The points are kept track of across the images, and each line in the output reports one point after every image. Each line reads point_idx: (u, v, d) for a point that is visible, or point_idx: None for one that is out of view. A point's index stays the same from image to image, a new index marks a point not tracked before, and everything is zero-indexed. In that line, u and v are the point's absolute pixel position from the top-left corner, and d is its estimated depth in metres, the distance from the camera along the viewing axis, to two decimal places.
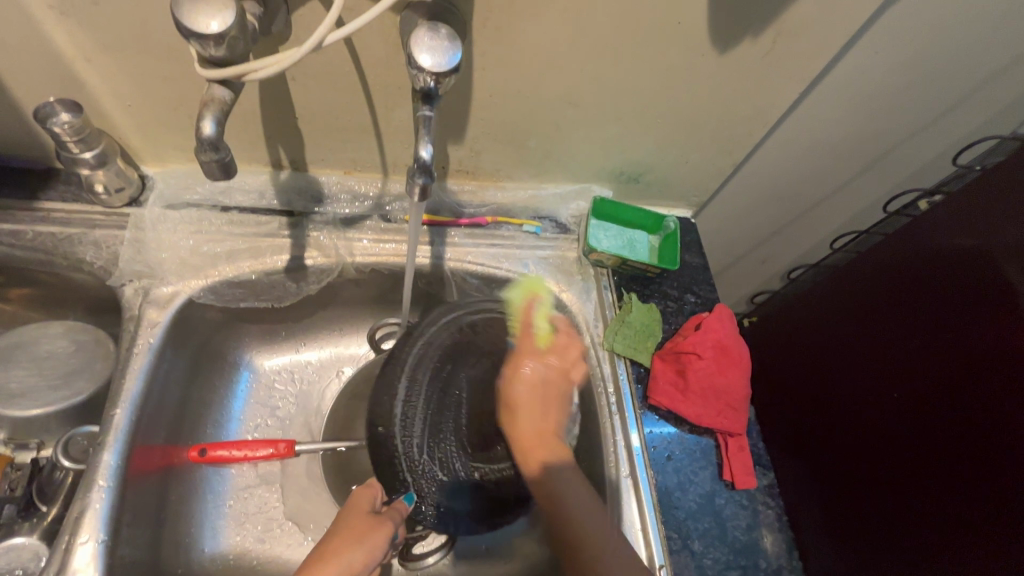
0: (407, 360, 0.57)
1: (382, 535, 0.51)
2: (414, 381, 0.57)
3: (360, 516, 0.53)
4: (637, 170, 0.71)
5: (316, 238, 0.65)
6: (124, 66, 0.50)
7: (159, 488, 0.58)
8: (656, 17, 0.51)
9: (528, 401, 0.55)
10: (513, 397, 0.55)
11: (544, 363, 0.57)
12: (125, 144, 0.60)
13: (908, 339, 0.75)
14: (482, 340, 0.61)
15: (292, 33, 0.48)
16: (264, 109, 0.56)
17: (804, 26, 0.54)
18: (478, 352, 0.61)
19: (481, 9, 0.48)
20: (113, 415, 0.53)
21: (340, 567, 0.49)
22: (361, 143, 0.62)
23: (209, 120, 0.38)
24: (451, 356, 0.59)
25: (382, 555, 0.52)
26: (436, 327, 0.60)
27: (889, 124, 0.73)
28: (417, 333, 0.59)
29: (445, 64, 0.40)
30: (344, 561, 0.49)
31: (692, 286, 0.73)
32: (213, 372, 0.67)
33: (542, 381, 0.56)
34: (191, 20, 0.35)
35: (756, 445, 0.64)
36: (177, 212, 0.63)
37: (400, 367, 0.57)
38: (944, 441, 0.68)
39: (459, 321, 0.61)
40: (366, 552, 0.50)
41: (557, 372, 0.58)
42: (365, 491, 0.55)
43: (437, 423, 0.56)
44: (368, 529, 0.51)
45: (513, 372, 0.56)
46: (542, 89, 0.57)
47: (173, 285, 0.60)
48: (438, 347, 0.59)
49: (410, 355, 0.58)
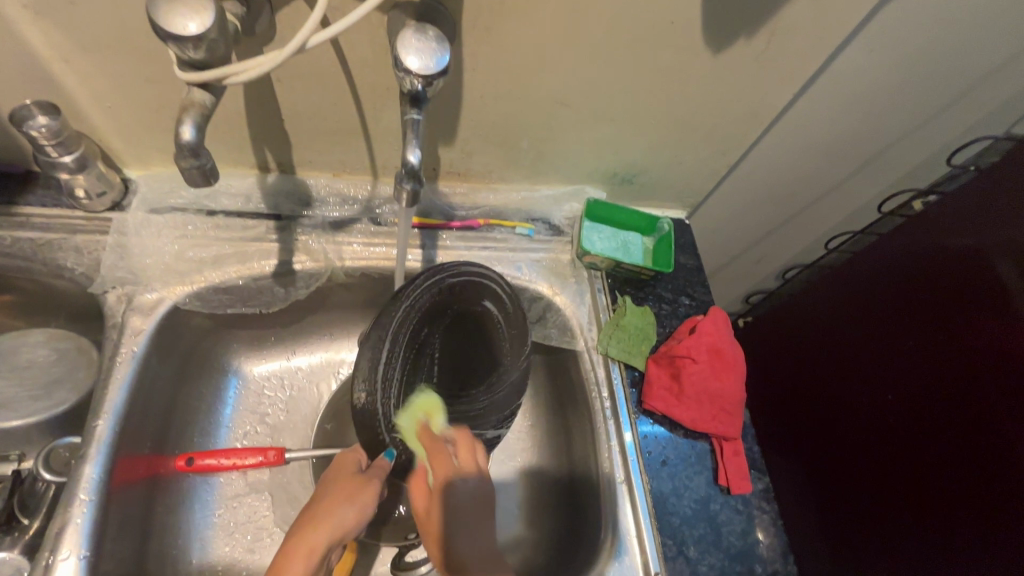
0: (394, 321, 0.52)
1: (374, 489, 0.50)
2: (396, 342, 0.52)
3: (347, 476, 0.50)
4: (630, 172, 0.71)
5: (305, 242, 0.64)
6: (103, 67, 0.49)
7: (144, 499, 0.56)
8: (649, 17, 0.50)
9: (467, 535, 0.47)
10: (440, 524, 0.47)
11: (455, 495, 0.49)
12: (106, 147, 0.58)
13: (903, 340, 0.75)
14: (456, 302, 0.60)
15: (276, 33, 0.46)
16: (249, 110, 0.55)
17: (798, 26, 0.53)
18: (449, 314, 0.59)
19: (470, 9, 0.47)
20: (95, 426, 0.52)
21: (334, 526, 0.47)
22: (350, 145, 0.60)
23: (189, 124, 0.36)
24: (427, 319, 0.56)
25: (375, 509, 0.50)
26: (420, 284, 0.55)
27: (883, 124, 0.72)
28: (402, 294, 0.54)
29: (433, 67, 0.39)
30: (336, 519, 0.47)
31: (686, 289, 0.72)
32: (200, 379, 0.65)
33: (466, 501, 0.49)
34: (168, 22, 0.33)
35: (752, 450, 0.64)
36: (161, 217, 0.61)
37: (386, 329, 0.51)
38: (937, 442, 0.68)
39: (439, 283, 0.57)
40: (359, 509, 0.49)
41: (475, 506, 0.49)
42: (351, 454, 0.53)
43: (409, 384, 0.55)
44: (358, 485, 0.50)
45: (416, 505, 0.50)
46: (534, 90, 0.56)
47: (158, 291, 0.59)
48: (418, 309, 0.55)
49: (396, 317, 0.52)
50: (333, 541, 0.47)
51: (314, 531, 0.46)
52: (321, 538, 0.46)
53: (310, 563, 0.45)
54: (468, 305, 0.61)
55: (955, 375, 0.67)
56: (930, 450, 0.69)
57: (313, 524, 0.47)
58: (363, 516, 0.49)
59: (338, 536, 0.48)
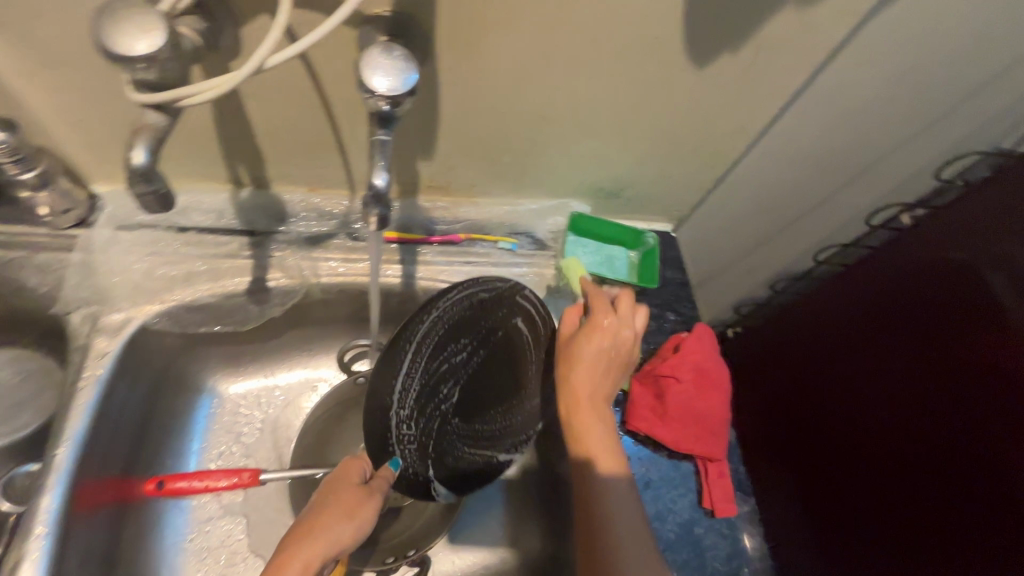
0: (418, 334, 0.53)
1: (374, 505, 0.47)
2: (419, 351, 0.54)
3: (347, 488, 0.47)
4: (615, 186, 0.69)
5: (280, 258, 0.62)
6: (63, 81, 0.47)
7: (108, 526, 0.54)
8: (629, 33, 0.49)
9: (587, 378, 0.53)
10: (576, 351, 0.54)
11: (606, 342, 0.54)
12: (71, 162, 0.56)
13: (893, 355, 0.74)
14: (485, 318, 0.60)
15: (242, 48, 0.45)
16: (219, 125, 0.53)
17: (782, 42, 0.52)
18: (478, 333, 0.59)
19: (445, 25, 0.46)
20: (55, 455, 0.50)
21: (327, 541, 0.43)
22: (326, 160, 0.59)
23: (141, 149, 0.35)
24: (456, 329, 0.57)
25: (372, 528, 0.47)
26: (450, 304, 0.55)
27: (871, 136, 0.71)
28: (434, 310, 0.54)
29: (401, 87, 0.37)
30: (333, 535, 0.44)
31: (672, 304, 0.71)
32: (171, 399, 0.64)
33: (605, 355, 0.53)
34: (115, 42, 0.32)
35: (737, 470, 0.63)
36: (130, 234, 0.59)
37: (410, 340, 0.53)
38: (927, 460, 0.67)
39: (470, 296, 0.58)
40: (357, 526, 0.45)
41: (614, 358, 0.54)
42: (353, 464, 0.50)
43: (428, 391, 0.56)
44: (358, 499, 0.47)
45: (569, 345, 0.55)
46: (514, 105, 0.55)
47: (125, 311, 0.57)
48: (445, 321, 0.56)
49: (422, 327, 0.53)
50: (325, 560, 0.43)
51: (306, 546, 0.42)
52: (313, 555, 0.42)
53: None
54: (497, 319, 0.61)
55: (942, 391, 0.66)
56: (921, 468, 0.68)
57: (306, 539, 0.43)
58: (359, 533, 0.45)
59: (332, 553, 0.43)
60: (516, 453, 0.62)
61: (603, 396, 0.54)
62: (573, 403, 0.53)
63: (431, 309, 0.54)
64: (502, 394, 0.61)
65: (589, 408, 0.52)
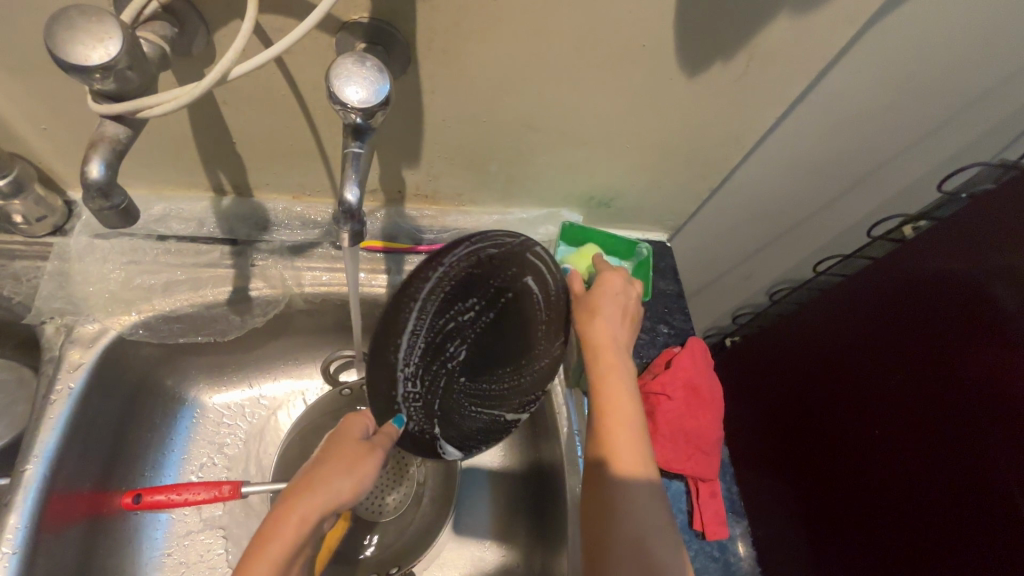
0: (423, 291, 0.44)
1: (374, 461, 0.47)
2: (422, 309, 0.46)
3: (350, 442, 0.47)
4: (607, 195, 0.68)
5: (262, 267, 0.61)
6: (32, 86, 0.46)
7: (80, 543, 0.53)
8: (617, 41, 0.47)
9: (606, 339, 0.54)
10: (595, 306, 0.56)
11: (621, 308, 0.56)
12: (47, 168, 0.55)
13: (893, 374, 0.72)
14: (501, 274, 0.50)
15: (214, 54, 0.43)
16: (196, 131, 0.51)
17: (778, 50, 0.50)
18: (492, 291, 0.50)
19: (425, 33, 0.44)
20: (23, 471, 0.49)
21: (332, 492, 0.44)
22: (307, 167, 0.57)
23: (98, 162, 0.33)
24: (465, 286, 0.48)
25: (372, 483, 0.47)
26: (453, 259, 0.45)
27: (871, 146, 0.69)
28: (436, 268, 0.44)
29: (374, 98, 0.36)
30: (332, 487, 0.44)
31: (665, 316, 0.69)
32: (150, 411, 0.62)
33: (620, 321, 0.56)
34: (67, 51, 0.30)
35: (729, 490, 0.61)
36: (107, 242, 0.58)
37: (413, 295, 0.44)
38: (933, 486, 0.65)
39: (483, 250, 0.47)
40: (357, 479, 0.45)
41: (625, 324, 0.57)
42: (358, 419, 0.50)
43: (432, 351, 0.49)
44: (359, 454, 0.47)
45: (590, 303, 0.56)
46: (500, 113, 0.53)
47: (100, 322, 0.56)
48: (451, 277, 0.46)
49: (428, 283, 0.44)
50: (329, 510, 0.44)
51: (310, 496, 0.43)
52: (316, 505, 0.43)
53: (302, 532, 0.42)
54: (515, 280, 0.50)
55: (945, 413, 0.64)
56: (927, 493, 0.65)
57: (310, 489, 0.43)
58: (362, 486, 0.46)
59: (333, 505, 0.44)
60: (526, 414, 0.57)
61: (621, 353, 0.55)
62: (595, 350, 0.54)
63: (436, 267, 0.44)
64: (516, 359, 0.53)
65: (610, 362, 0.53)
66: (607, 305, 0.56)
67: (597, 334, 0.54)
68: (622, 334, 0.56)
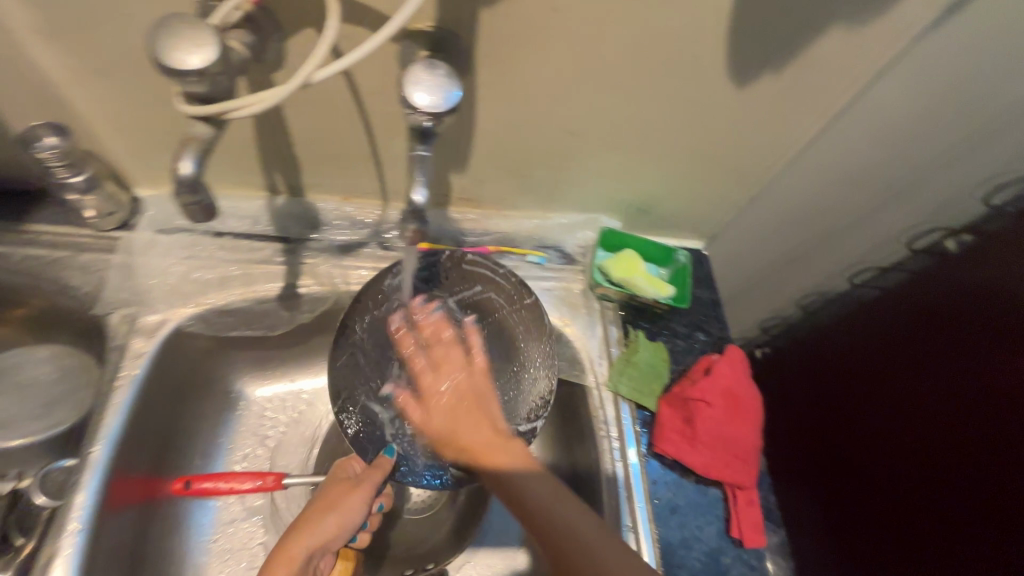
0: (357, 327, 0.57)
1: (360, 496, 0.51)
2: (366, 363, 0.57)
3: (334, 485, 0.52)
4: (647, 203, 0.68)
5: (312, 265, 0.63)
6: (114, 89, 0.48)
7: (136, 525, 0.55)
8: (669, 52, 0.48)
9: (448, 419, 0.52)
10: (433, 395, 0.53)
11: (445, 378, 0.54)
12: (117, 166, 0.58)
13: (969, 382, 0.70)
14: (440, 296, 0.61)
15: (286, 60, 0.45)
16: (259, 133, 0.54)
17: (830, 61, 0.51)
18: None
19: (486, 40, 0.46)
20: (90, 453, 0.51)
21: (316, 532, 0.48)
22: (360, 170, 0.59)
23: (189, 159, 0.35)
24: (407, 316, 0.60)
25: (360, 518, 0.51)
26: (384, 294, 0.58)
27: (914, 157, 0.69)
28: (355, 325, 0.57)
29: (443, 103, 0.37)
30: (319, 527, 0.49)
31: (702, 324, 0.69)
32: (201, 401, 0.65)
33: (459, 390, 0.53)
34: (170, 56, 0.32)
35: (766, 499, 0.61)
36: (169, 237, 0.61)
37: (353, 335, 0.57)
38: (1014, 501, 0.64)
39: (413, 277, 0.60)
40: (339, 516, 0.50)
41: (463, 382, 0.54)
42: (345, 464, 0.55)
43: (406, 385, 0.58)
44: (344, 492, 0.51)
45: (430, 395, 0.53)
46: (549, 120, 0.55)
47: (161, 312, 0.58)
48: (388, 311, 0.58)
49: (363, 323, 0.57)
50: (315, 551, 0.48)
51: (295, 538, 0.48)
52: (301, 547, 0.47)
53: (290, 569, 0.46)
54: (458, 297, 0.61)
55: None
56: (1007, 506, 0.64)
57: (297, 531, 0.48)
58: (345, 523, 0.50)
59: (320, 544, 0.49)
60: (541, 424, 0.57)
61: (485, 428, 0.51)
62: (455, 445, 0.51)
63: (366, 302, 0.58)
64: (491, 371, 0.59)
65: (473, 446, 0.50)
66: (449, 386, 0.54)
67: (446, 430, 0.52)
68: (484, 404, 0.53)
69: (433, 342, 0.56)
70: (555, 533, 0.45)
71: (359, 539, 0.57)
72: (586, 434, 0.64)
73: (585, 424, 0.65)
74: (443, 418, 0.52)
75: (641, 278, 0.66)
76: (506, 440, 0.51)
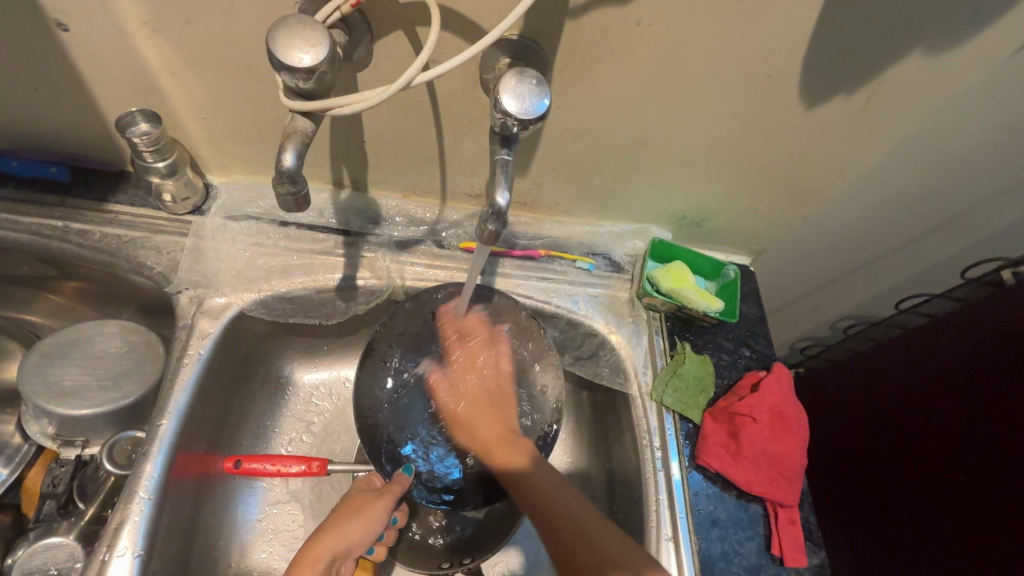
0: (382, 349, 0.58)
1: (382, 505, 0.52)
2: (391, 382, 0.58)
3: (358, 492, 0.54)
4: (700, 216, 0.68)
5: (370, 259, 0.65)
6: (203, 80, 0.51)
7: (195, 498, 0.57)
8: (744, 69, 0.49)
9: (473, 409, 0.57)
10: (462, 387, 0.58)
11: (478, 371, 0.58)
12: (195, 153, 0.61)
13: (981, 420, 0.67)
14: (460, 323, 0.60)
15: (372, 60, 0.47)
16: (333, 130, 0.56)
17: (903, 86, 0.51)
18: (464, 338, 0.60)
19: (566, 50, 0.47)
20: (158, 426, 0.54)
21: (339, 536, 0.50)
22: (424, 169, 0.61)
23: (290, 152, 0.40)
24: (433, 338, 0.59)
25: (382, 525, 0.52)
26: (405, 313, 0.59)
27: (972, 185, 0.69)
28: (377, 346, 0.59)
29: (531, 111, 0.39)
30: (341, 532, 0.50)
31: (748, 340, 0.68)
32: (256, 383, 0.67)
33: (484, 390, 0.58)
34: (285, 54, 0.35)
35: (808, 520, 0.60)
36: (237, 224, 0.63)
37: (378, 357, 0.58)
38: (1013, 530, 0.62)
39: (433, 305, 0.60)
40: (364, 522, 0.51)
41: (492, 377, 0.58)
42: (371, 473, 0.56)
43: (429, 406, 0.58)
44: (366, 500, 0.52)
45: (459, 388, 0.58)
46: (615, 130, 0.56)
47: (226, 296, 0.60)
48: (411, 336, 0.59)
49: (389, 346, 0.59)
50: (338, 555, 0.50)
51: (319, 541, 0.50)
52: (325, 550, 0.49)
53: (315, 570, 0.48)
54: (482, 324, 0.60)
55: (1017, 454, 0.62)
56: (1006, 551, 0.62)
57: (319, 534, 0.50)
58: (367, 530, 0.51)
59: (343, 548, 0.50)
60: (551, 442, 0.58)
61: (508, 431, 0.56)
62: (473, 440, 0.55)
63: (393, 327, 0.59)
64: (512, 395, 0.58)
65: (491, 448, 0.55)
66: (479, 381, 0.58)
67: (461, 426, 0.56)
68: (506, 407, 0.57)
69: (473, 334, 0.59)
70: (552, 521, 0.50)
71: (376, 552, 0.58)
72: (630, 447, 0.64)
73: (626, 431, 0.66)
74: (459, 419, 0.57)
75: (692, 291, 0.66)
76: (519, 439, 0.55)
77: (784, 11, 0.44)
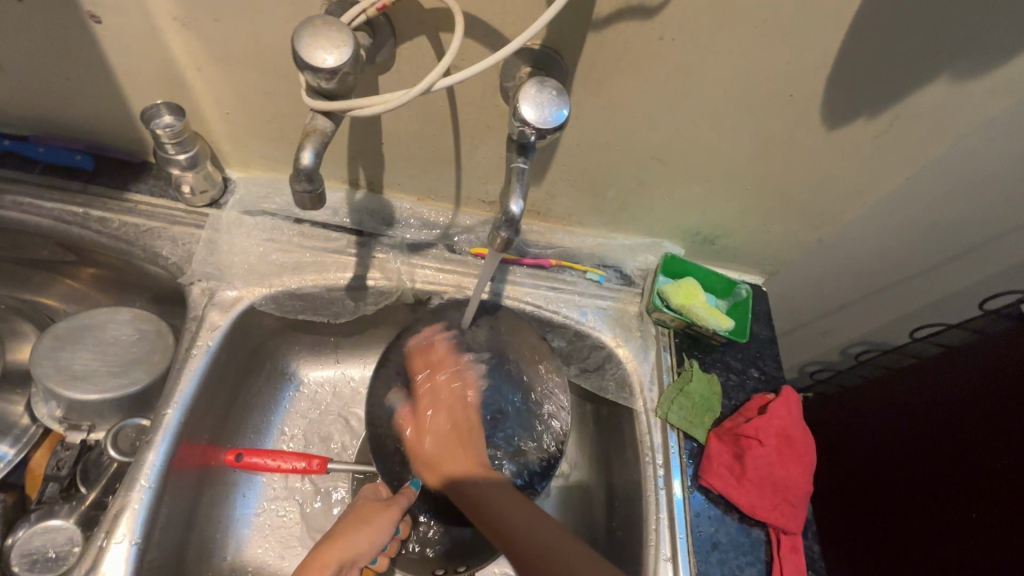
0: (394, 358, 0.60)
1: (388, 517, 0.52)
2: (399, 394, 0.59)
3: (364, 504, 0.54)
4: (714, 233, 0.68)
5: (382, 260, 0.65)
6: (229, 77, 0.52)
7: (196, 489, 0.57)
8: (766, 88, 0.49)
9: (440, 447, 0.56)
10: (426, 424, 0.57)
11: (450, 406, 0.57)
12: (216, 147, 0.62)
13: (994, 457, 0.66)
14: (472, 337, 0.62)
15: (394, 64, 0.48)
16: (352, 130, 0.56)
17: (926, 112, 0.51)
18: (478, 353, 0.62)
19: (587, 61, 0.47)
20: (164, 414, 0.54)
21: (346, 546, 0.50)
22: (440, 173, 0.61)
23: (309, 150, 0.41)
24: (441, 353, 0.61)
25: (386, 539, 0.52)
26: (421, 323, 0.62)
27: (992, 216, 0.68)
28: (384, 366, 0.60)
29: (550, 121, 0.40)
30: (350, 541, 0.50)
31: (757, 361, 0.67)
32: (263, 378, 0.67)
33: (452, 425, 0.57)
34: (309, 53, 0.36)
35: (811, 548, 0.58)
36: (253, 219, 0.64)
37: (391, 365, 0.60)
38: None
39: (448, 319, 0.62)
40: (370, 534, 0.51)
41: (458, 407, 0.58)
42: (373, 486, 0.56)
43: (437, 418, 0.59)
44: (374, 512, 0.52)
45: (422, 431, 0.57)
46: (632, 144, 0.56)
47: (238, 290, 0.61)
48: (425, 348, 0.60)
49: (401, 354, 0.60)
50: (343, 565, 0.49)
51: (326, 551, 0.49)
52: (331, 560, 0.49)
53: None
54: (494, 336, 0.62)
55: None
56: None
57: (326, 544, 0.50)
58: (373, 542, 0.51)
59: (350, 558, 0.50)
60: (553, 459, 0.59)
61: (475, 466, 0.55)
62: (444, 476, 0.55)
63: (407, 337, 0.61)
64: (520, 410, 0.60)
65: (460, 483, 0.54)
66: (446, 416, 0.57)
67: (427, 468, 0.56)
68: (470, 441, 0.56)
69: (438, 355, 0.59)
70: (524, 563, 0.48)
71: (379, 562, 0.59)
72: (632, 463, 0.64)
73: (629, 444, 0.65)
74: (427, 460, 0.56)
75: (703, 308, 0.65)
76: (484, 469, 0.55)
77: (809, 32, 0.44)
